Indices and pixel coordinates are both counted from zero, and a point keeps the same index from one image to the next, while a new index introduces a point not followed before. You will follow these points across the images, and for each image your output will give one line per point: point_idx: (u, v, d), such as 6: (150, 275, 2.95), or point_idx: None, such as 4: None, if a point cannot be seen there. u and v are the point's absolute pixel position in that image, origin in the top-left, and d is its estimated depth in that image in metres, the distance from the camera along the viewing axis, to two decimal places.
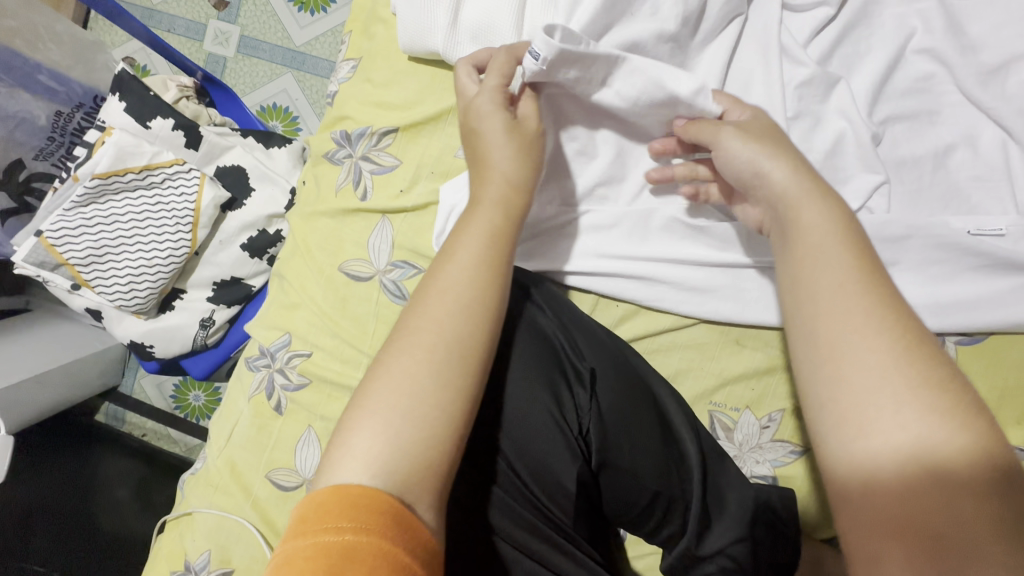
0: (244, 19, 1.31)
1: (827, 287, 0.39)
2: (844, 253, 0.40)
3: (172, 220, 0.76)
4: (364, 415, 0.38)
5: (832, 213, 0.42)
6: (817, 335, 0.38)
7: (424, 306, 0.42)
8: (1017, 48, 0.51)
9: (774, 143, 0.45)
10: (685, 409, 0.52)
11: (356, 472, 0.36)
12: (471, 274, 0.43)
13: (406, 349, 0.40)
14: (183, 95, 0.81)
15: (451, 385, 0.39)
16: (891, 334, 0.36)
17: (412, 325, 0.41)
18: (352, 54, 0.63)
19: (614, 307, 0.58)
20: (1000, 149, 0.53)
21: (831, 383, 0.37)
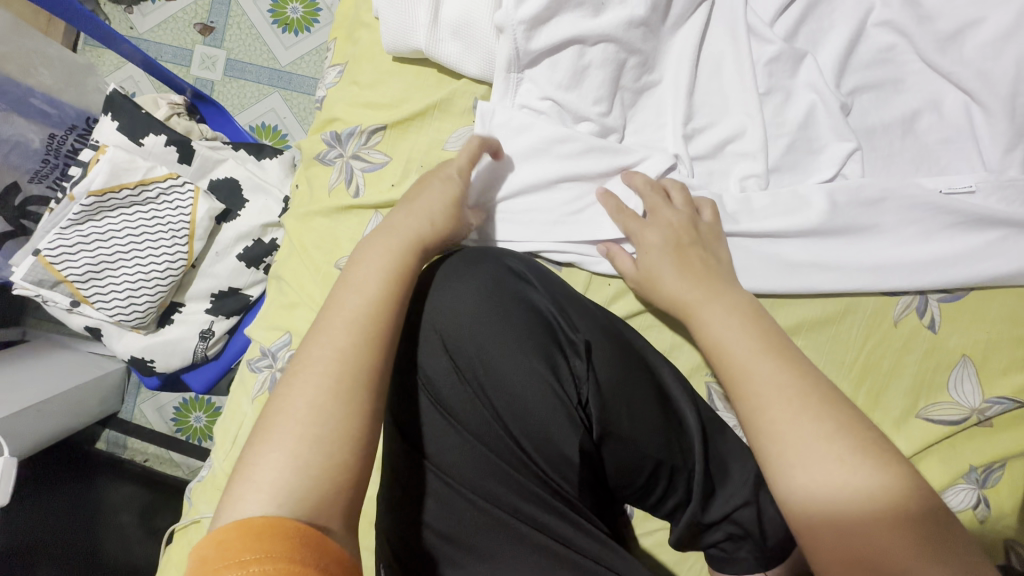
0: (230, 42, 1.38)
1: (739, 355, 0.44)
2: (747, 328, 0.46)
3: (167, 234, 0.77)
4: (265, 451, 0.37)
5: (727, 302, 0.48)
6: (741, 397, 0.43)
7: (320, 342, 0.41)
8: (971, 15, 0.54)
9: (656, 279, 0.52)
10: (685, 383, 0.53)
11: (256, 504, 0.35)
12: (369, 313, 0.42)
13: (296, 387, 0.39)
14: (175, 112, 0.82)
15: (342, 429, 0.38)
16: (791, 394, 0.41)
17: (294, 378, 0.40)
18: (339, 60, 0.65)
19: (607, 285, 0.59)
20: (964, 111, 0.56)
21: (764, 437, 0.40)
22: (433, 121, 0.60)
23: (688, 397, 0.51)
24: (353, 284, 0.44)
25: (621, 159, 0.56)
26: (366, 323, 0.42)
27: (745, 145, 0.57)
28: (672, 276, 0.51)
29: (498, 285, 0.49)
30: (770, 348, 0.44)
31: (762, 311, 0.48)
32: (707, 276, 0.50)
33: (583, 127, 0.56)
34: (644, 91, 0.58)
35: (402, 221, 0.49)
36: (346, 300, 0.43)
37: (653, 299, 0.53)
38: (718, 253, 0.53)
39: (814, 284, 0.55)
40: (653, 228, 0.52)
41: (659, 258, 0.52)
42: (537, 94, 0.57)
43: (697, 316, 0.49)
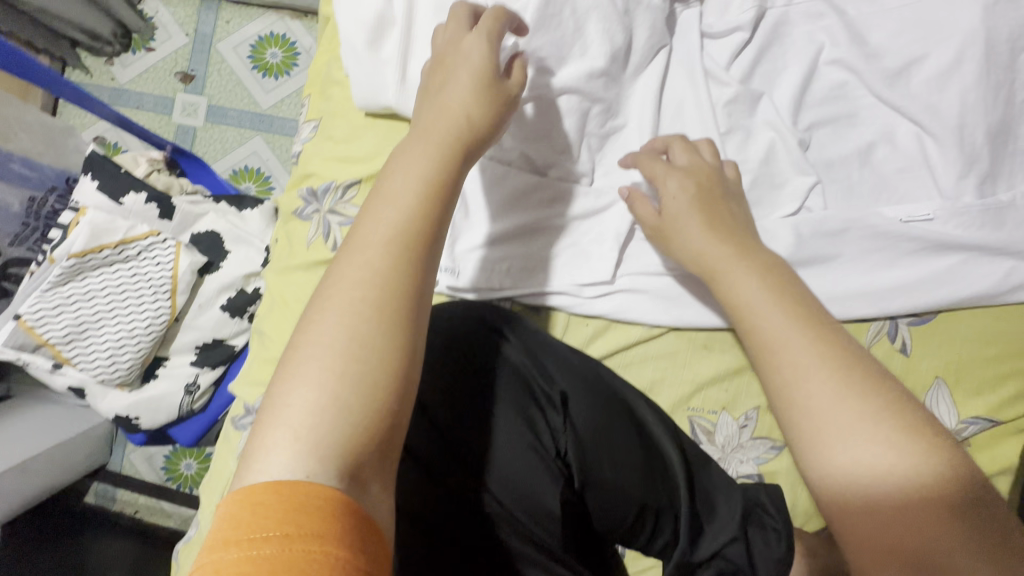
0: (211, 89, 1.42)
1: (774, 324, 0.46)
2: (784, 298, 0.47)
3: (150, 290, 0.77)
4: (292, 387, 0.35)
5: (759, 268, 0.49)
6: (774, 367, 0.45)
7: (352, 264, 0.38)
8: (915, 52, 0.56)
9: (679, 227, 0.52)
10: (664, 419, 0.54)
11: (283, 452, 0.32)
12: (407, 231, 0.40)
13: (325, 319, 0.36)
14: (155, 169, 0.83)
15: (377, 363, 0.35)
16: (829, 367, 0.43)
17: (321, 305, 0.37)
18: (313, 116, 0.67)
19: (585, 325, 0.60)
20: (916, 142, 0.58)
21: (805, 415, 0.43)
22: None
23: (661, 422, 0.52)
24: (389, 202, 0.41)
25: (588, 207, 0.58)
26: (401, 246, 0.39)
27: None
28: (700, 231, 0.51)
29: (474, 340, 0.51)
30: (805, 320, 0.46)
31: (786, 274, 0.49)
32: (741, 240, 0.51)
33: (553, 175, 0.58)
34: (610, 135, 0.59)
35: (436, 116, 0.45)
36: (371, 225, 0.40)
37: (674, 252, 0.53)
38: (741, 208, 0.54)
39: None
40: (676, 179, 0.53)
41: (685, 213, 0.52)
42: (506, 145, 0.58)
43: (732, 281, 0.49)
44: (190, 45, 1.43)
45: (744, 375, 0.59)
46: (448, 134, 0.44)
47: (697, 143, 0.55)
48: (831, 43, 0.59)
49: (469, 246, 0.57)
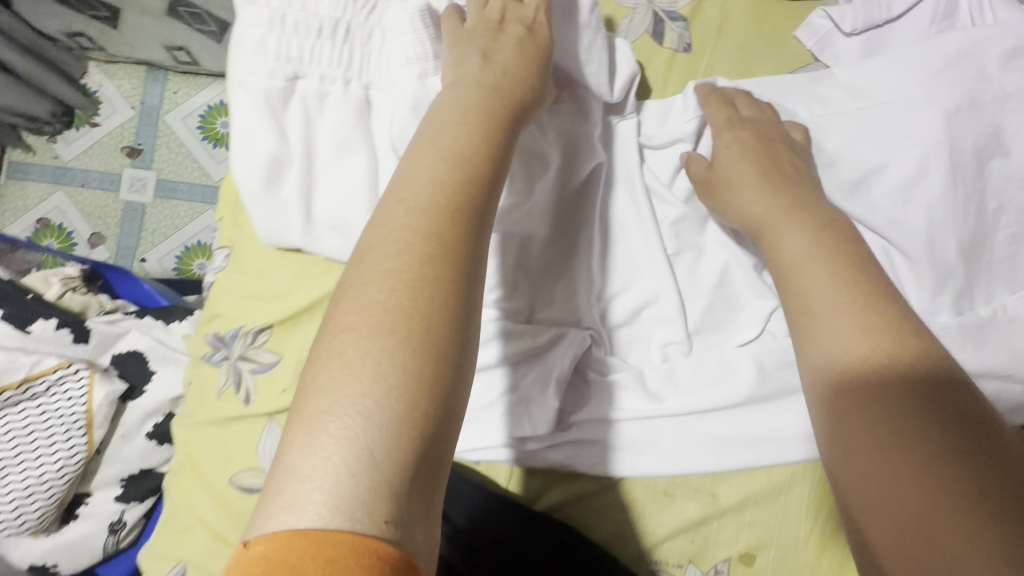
0: (159, 162, 1.35)
1: (817, 285, 0.44)
2: (834, 257, 0.45)
3: (61, 428, 0.70)
4: (337, 372, 0.31)
5: (807, 228, 0.47)
6: (811, 331, 0.44)
7: (396, 233, 0.35)
8: (872, 161, 0.51)
9: (747, 168, 0.50)
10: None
11: (331, 461, 0.29)
12: (458, 199, 0.37)
13: (369, 297, 0.33)
14: (68, 288, 0.77)
15: (432, 351, 0.32)
16: (880, 329, 0.42)
17: (364, 280, 0.34)
18: (225, 242, 0.61)
19: (531, 476, 0.54)
20: (885, 257, 0.51)
21: (852, 376, 0.42)
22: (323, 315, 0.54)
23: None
24: (446, 172, 0.38)
25: (524, 349, 0.51)
26: (463, 219, 0.37)
27: (661, 310, 0.53)
28: (751, 178, 0.50)
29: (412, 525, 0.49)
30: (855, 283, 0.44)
31: (837, 223, 0.48)
32: (798, 199, 0.48)
33: (481, 315, 0.51)
34: (549, 261, 0.53)
35: (483, 76, 0.43)
36: (419, 194, 0.37)
37: (728, 206, 0.50)
38: (807, 164, 0.51)
39: (750, 460, 0.51)
40: (729, 131, 0.52)
41: (735, 161, 0.51)
42: None
43: (780, 233, 0.47)
44: (137, 117, 1.34)
45: (710, 523, 0.53)
46: (502, 105, 0.42)
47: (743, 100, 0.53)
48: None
49: None
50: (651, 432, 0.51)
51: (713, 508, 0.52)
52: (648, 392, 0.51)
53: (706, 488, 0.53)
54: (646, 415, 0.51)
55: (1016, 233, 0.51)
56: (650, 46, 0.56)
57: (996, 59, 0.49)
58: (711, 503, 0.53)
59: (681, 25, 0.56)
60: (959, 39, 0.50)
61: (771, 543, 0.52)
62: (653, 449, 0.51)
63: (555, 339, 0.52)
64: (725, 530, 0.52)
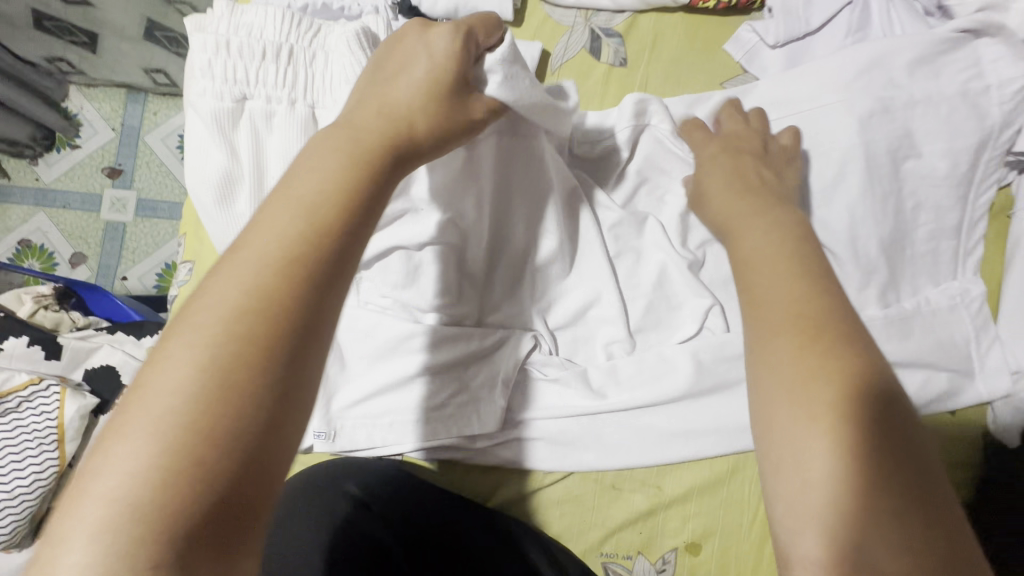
0: (140, 182, 1.37)
1: (763, 287, 0.40)
2: (793, 268, 0.40)
3: (33, 442, 0.71)
4: (133, 414, 0.27)
5: (768, 225, 0.44)
6: (762, 328, 0.38)
7: (239, 256, 0.32)
8: (797, 166, 0.54)
9: (711, 168, 0.51)
10: (543, 542, 0.51)
11: (98, 522, 0.25)
12: (316, 222, 0.33)
13: (189, 325, 0.29)
14: (40, 306, 0.79)
15: (242, 396, 0.28)
16: (815, 339, 0.36)
17: (193, 305, 0.30)
18: (188, 256, 0.63)
19: (484, 474, 0.56)
20: None
21: (783, 389, 0.35)
22: None
23: (546, 558, 0.49)
24: (299, 205, 0.33)
25: (472, 352, 0.53)
26: (316, 258, 0.32)
27: (604, 311, 0.55)
28: (717, 181, 0.50)
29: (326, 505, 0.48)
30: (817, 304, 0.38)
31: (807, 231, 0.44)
32: (766, 197, 0.47)
33: (429, 319, 0.53)
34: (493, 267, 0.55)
35: (391, 89, 0.41)
36: (264, 232, 0.32)
37: (705, 204, 0.50)
38: (778, 170, 0.51)
39: (691, 453, 0.53)
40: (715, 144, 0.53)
41: (712, 166, 0.51)
42: (377, 292, 0.53)
43: (737, 232, 0.46)
44: (117, 139, 1.37)
45: (657, 515, 0.55)
46: (389, 135, 0.38)
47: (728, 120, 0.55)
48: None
49: (345, 404, 0.53)
50: (596, 428, 0.53)
51: (660, 500, 0.55)
52: (593, 389, 0.54)
53: (651, 482, 0.55)
54: (593, 411, 0.53)
55: (935, 229, 0.54)
56: (587, 62, 0.60)
57: (903, 67, 0.52)
58: (656, 495, 0.55)
59: (617, 41, 0.60)
60: (869, 49, 0.53)
61: (716, 533, 0.54)
62: (597, 444, 0.53)
63: (502, 342, 0.54)
64: (670, 522, 0.55)
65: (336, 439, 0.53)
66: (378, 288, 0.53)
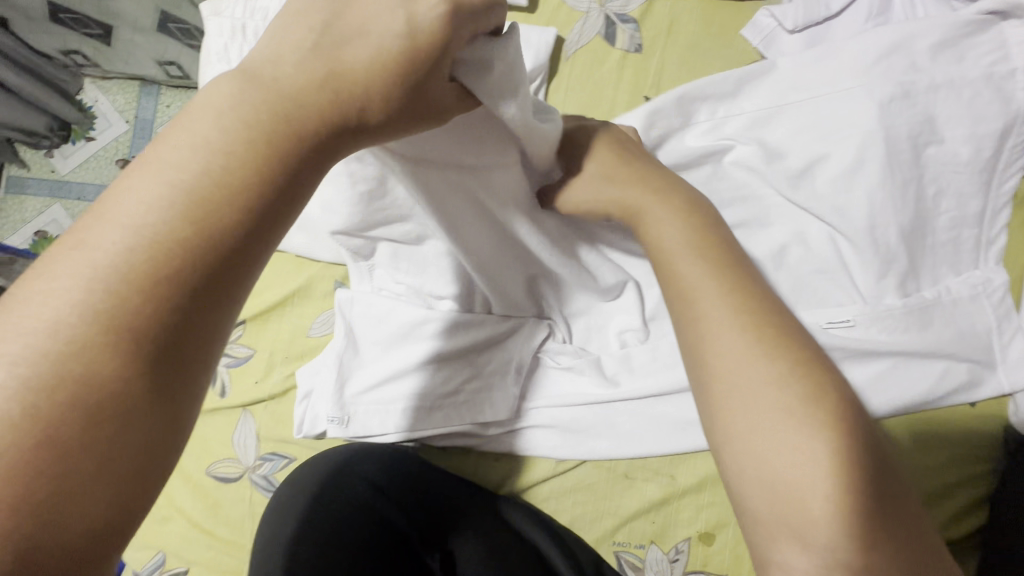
0: None
1: (692, 283, 0.39)
2: (712, 278, 0.39)
3: None
4: None
5: (676, 212, 0.43)
6: (691, 331, 0.37)
7: (104, 238, 0.27)
8: (815, 152, 0.53)
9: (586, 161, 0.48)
10: (552, 527, 0.51)
11: None
12: (208, 211, 0.28)
13: (35, 319, 0.25)
14: None
15: (95, 413, 0.24)
16: (745, 336, 0.35)
17: (44, 292, 0.26)
18: None
19: (496, 462, 0.56)
20: (830, 243, 0.54)
21: (718, 388, 0.35)
22: (294, 309, 0.58)
23: (549, 538, 0.50)
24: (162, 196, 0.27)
25: (487, 339, 0.53)
26: (181, 258, 0.27)
27: (618, 299, 0.54)
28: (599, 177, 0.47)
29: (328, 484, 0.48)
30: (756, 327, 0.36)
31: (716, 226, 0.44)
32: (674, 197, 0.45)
33: (443, 306, 0.54)
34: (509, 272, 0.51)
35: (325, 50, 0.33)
36: (110, 233, 0.27)
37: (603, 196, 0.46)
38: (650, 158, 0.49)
39: (706, 443, 0.52)
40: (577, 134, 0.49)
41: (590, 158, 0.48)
42: (391, 278, 0.54)
43: (648, 220, 0.44)
44: (131, 132, 1.35)
45: (670, 504, 0.54)
46: (321, 106, 0.31)
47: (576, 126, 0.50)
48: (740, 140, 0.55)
49: (358, 390, 0.53)
50: (608, 414, 0.53)
51: (673, 489, 0.54)
52: (606, 377, 0.53)
53: (664, 471, 0.54)
54: (606, 397, 0.52)
55: (957, 216, 0.53)
56: (602, 48, 0.59)
57: (926, 51, 0.52)
58: (670, 484, 0.54)
59: (632, 27, 0.59)
60: (890, 33, 0.52)
61: (730, 523, 0.54)
62: (609, 431, 0.53)
63: (516, 329, 0.54)
64: (684, 511, 0.54)
65: (350, 427, 0.53)
66: (391, 274, 0.54)
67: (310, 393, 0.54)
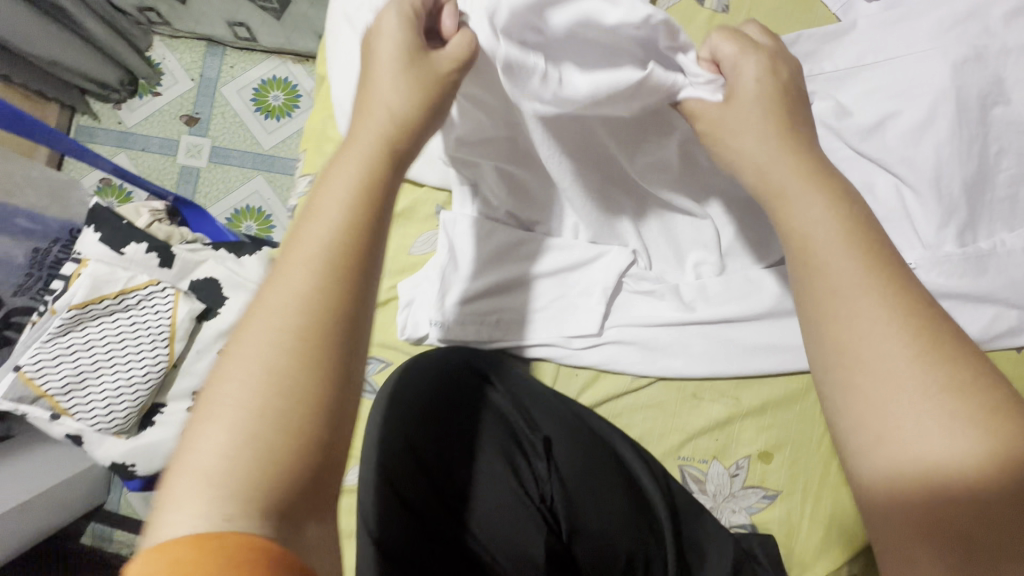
0: (215, 131, 1.41)
1: (840, 278, 0.35)
2: (858, 267, 0.36)
3: (149, 338, 0.78)
4: (211, 410, 0.31)
5: (828, 201, 0.38)
6: (833, 335, 0.35)
7: (280, 282, 0.33)
8: (888, 108, 0.58)
9: (743, 120, 0.41)
10: (646, 457, 0.56)
11: (187, 498, 0.28)
12: (342, 249, 0.34)
13: (250, 340, 0.32)
14: (156, 219, 0.85)
15: (299, 404, 0.31)
16: (915, 345, 0.33)
17: (252, 321, 0.33)
18: (308, 170, 0.70)
19: (575, 376, 0.61)
20: (896, 193, 0.59)
21: (863, 393, 0.33)
22: (398, 228, 0.63)
23: (643, 463, 0.54)
24: (290, 256, 0.34)
25: (580, 263, 0.59)
26: (333, 285, 0.33)
27: (700, 235, 0.58)
28: (745, 132, 0.41)
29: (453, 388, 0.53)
30: (910, 323, 0.34)
31: (855, 197, 0.39)
32: (806, 155, 0.40)
33: (538, 231, 0.60)
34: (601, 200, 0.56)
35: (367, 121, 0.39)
36: (290, 270, 0.34)
37: (721, 159, 0.43)
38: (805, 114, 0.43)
39: (770, 366, 0.58)
40: (745, 64, 0.43)
41: (749, 104, 0.42)
42: (492, 203, 0.58)
43: (791, 204, 0.39)
44: (195, 88, 1.42)
45: (734, 423, 0.59)
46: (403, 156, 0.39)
47: (742, 54, 0.43)
48: (820, 96, 0.61)
49: (458, 298, 0.58)
50: (683, 337, 0.58)
51: (738, 409, 0.59)
52: (684, 302, 0.59)
53: (731, 393, 0.59)
54: (684, 318, 0.58)
55: (1016, 174, 0.57)
56: (691, 8, 0.65)
57: (998, 19, 0.57)
58: (735, 405, 0.59)
59: None
60: (964, 3, 0.57)
61: (788, 444, 0.59)
62: (683, 352, 0.58)
63: (603, 254, 0.59)
64: (746, 431, 0.59)
65: (447, 333, 0.58)
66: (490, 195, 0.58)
67: (411, 301, 0.60)
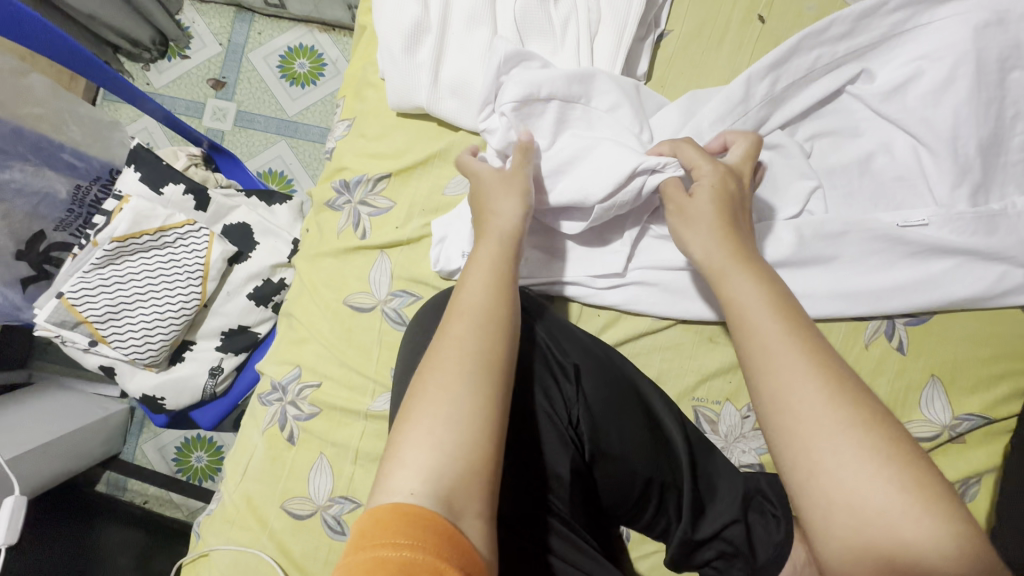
0: (240, 95, 1.43)
1: (764, 330, 0.42)
2: (776, 323, 0.42)
3: (183, 275, 0.81)
4: (410, 427, 0.39)
5: (750, 275, 0.46)
6: (759, 385, 0.41)
7: (449, 335, 0.43)
8: (909, 71, 0.61)
9: (696, 214, 0.50)
10: (673, 407, 0.58)
11: (406, 483, 0.36)
12: (490, 311, 0.44)
13: (435, 377, 0.40)
14: (192, 163, 0.89)
15: (474, 420, 0.39)
16: (824, 389, 0.39)
17: (432, 362, 0.41)
18: (347, 116, 0.73)
19: (597, 316, 0.64)
20: (912, 153, 0.62)
21: (788, 433, 0.39)
22: (434, 169, 0.66)
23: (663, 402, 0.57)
24: (454, 315, 0.44)
25: None
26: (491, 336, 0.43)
27: None
28: (701, 221, 0.50)
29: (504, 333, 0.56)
30: (815, 368, 0.40)
31: (775, 277, 0.47)
32: (740, 238, 0.49)
33: None
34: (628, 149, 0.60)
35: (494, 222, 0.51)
36: (458, 324, 0.43)
37: (681, 244, 0.51)
38: (752, 210, 0.51)
39: None
40: (709, 166, 0.51)
41: (704, 200, 0.50)
42: None
43: (723, 276, 0.47)
44: (223, 53, 1.45)
45: None
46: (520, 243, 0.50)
47: (701, 160, 0.52)
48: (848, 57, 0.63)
49: None
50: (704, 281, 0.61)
51: None
52: None
53: None
54: None
55: None
56: None
57: None
58: None
59: None
60: None
61: None
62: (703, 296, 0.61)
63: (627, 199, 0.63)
64: None
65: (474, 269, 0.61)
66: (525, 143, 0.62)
67: (444, 238, 0.62)
